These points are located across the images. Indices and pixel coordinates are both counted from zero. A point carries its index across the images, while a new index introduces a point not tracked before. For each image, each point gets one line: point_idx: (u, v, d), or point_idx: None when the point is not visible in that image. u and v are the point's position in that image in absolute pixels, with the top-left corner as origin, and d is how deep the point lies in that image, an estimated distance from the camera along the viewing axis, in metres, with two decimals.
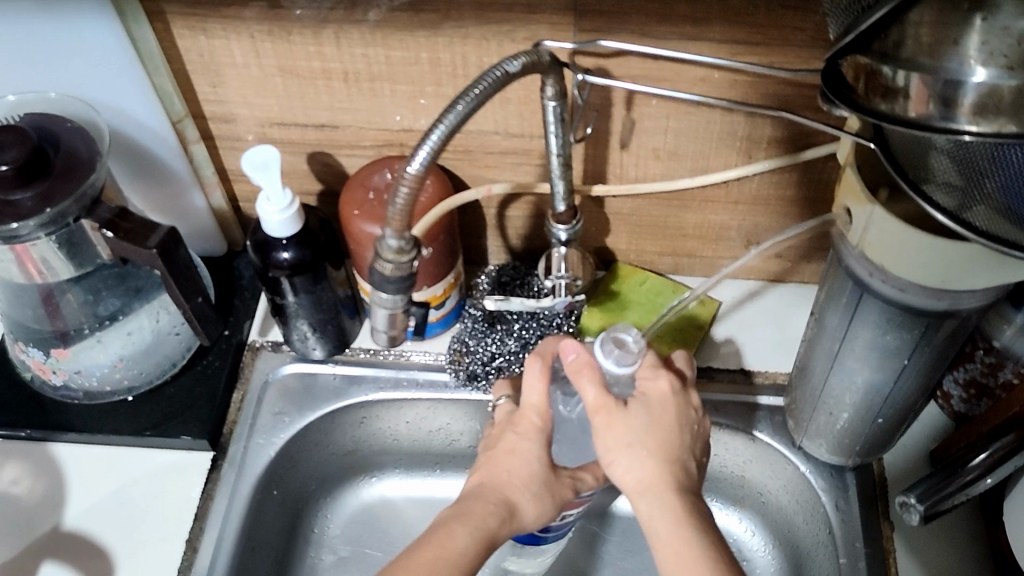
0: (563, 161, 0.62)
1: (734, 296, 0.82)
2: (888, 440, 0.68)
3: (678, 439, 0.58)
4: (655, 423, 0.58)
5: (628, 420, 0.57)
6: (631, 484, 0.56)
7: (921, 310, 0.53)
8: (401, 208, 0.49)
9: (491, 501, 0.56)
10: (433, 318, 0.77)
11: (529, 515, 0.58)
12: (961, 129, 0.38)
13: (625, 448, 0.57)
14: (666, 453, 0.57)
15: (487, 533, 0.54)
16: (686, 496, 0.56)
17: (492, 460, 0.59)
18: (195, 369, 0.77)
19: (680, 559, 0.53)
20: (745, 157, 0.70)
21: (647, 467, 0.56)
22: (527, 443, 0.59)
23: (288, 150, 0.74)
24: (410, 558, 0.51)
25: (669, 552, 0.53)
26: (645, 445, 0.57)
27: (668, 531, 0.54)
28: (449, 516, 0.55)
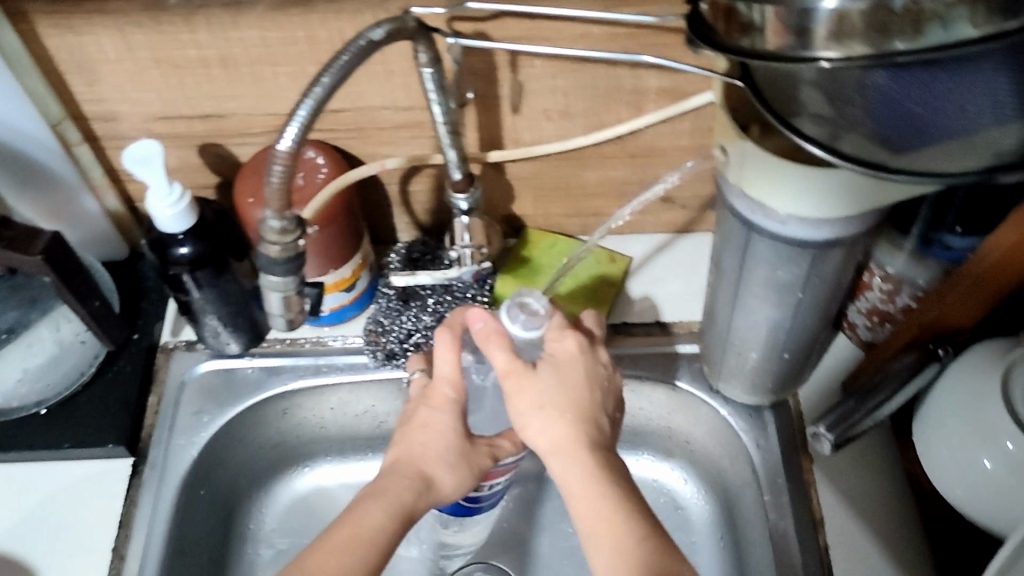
0: (451, 129, 0.62)
1: (644, 251, 0.83)
2: (798, 373, 0.70)
3: (589, 395, 0.58)
4: (565, 383, 0.58)
5: (538, 381, 0.57)
6: (544, 445, 0.57)
7: (804, 242, 0.54)
8: (277, 187, 0.49)
9: (406, 477, 0.56)
10: (346, 301, 0.76)
11: (448, 486, 0.58)
12: (818, 57, 0.39)
13: (536, 409, 0.57)
14: (577, 411, 0.57)
15: (405, 506, 0.55)
16: (598, 449, 0.56)
17: (407, 436, 0.59)
18: (106, 377, 0.75)
19: (596, 512, 0.53)
20: (635, 110, 0.71)
21: (559, 427, 0.56)
22: (441, 415, 0.59)
23: (177, 144, 0.72)
24: (326, 541, 0.51)
25: (585, 507, 0.54)
26: (556, 405, 0.57)
27: (581, 486, 0.54)
28: (364, 495, 0.55)
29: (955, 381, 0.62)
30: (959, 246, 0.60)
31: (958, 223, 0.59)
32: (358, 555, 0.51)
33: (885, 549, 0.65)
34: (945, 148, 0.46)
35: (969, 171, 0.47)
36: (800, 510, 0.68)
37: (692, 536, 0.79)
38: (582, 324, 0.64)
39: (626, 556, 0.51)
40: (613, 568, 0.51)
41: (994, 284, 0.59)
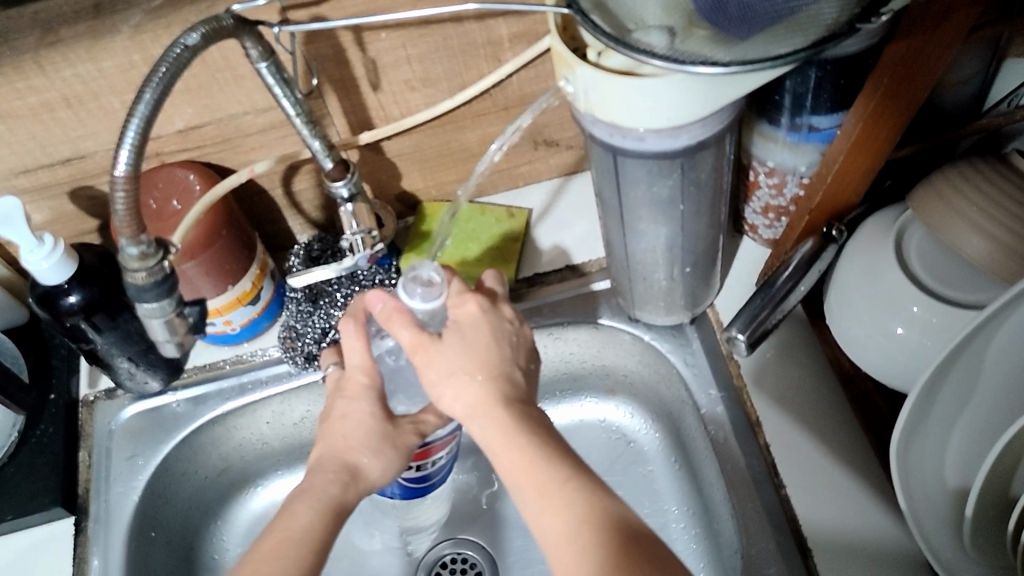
0: (308, 118, 0.61)
1: (542, 200, 0.83)
2: (706, 284, 0.70)
3: (495, 354, 0.58)
4: (470, 348, 0.58)
5: (444, 352, 0.58)
6: (460, 411, 0.57)
7: (667, 152, 0.54)
8: (125, 214, 0.49)
9: (332, 469, 0.57)
10: (255, 314, 0.75)
11: (375, 472, 0.58)
12: None
13: (447, 379, 0.57)
14: (488, 370, 0.57)
15: (332, 498, 0.55)
16: (512, 405, 0.56)
17: (328, 430, 0.59)
18: (31, 443, 0.73)
19: (519, 465, 0.53)
20: (495, 62, 0.70)
21: (471, 391, 0.56)
22: (356, 403, 0.59)
23: (46, 195, 0.70)
24: (259, 553, 0.51)
25: (506, 459, 0.54)
26: (463, 370, 0.57)
27: (500, 444, 0.54)
28: (292, 497, 0.56)
29: (851, 256, 0.63)
30: (826, 125, 0.61)
31: (821, 104, 0.60)
32: (292, 557, 0.51)
33: (817, 437, 0.66)
34: (769, 34, 0.47)
35: (799, 49, 0.46)
36: (737, 417, 0.69)
37: (649, 465, 0.80)
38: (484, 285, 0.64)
39: (553, 501, 0.51)
40: (542, 516, 0.52)
41: (867, 158, 0.59)
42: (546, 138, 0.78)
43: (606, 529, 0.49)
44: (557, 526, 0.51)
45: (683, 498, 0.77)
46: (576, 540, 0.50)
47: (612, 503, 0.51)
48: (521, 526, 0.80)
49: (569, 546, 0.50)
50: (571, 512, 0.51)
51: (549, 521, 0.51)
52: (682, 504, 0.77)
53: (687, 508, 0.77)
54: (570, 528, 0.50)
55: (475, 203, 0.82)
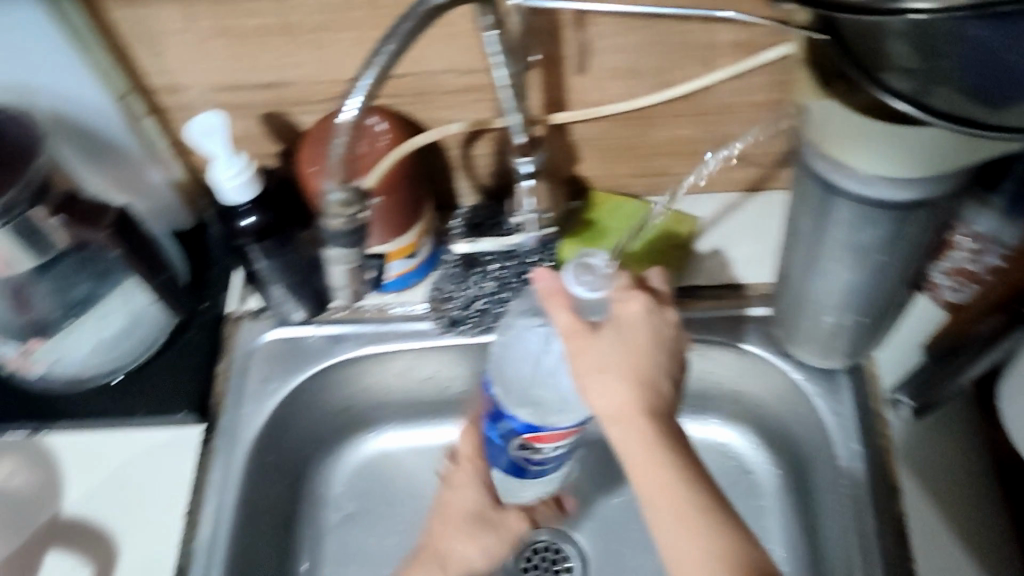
0: (516, 92, 0.60)
1: (712, 211, 0.81)
2: (875, 337, 0.67)
3: (652, 362, 0.57)
4: (626, 344, 0.56)
5: (600, 343, 0.56)
6: (603, 410, 0.55)
7: (888, 202, 0.51)
8: (339, 157, 0.49)
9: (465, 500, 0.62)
10: (407, 270, 0.76)
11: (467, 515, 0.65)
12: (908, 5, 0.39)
13: (595, 372, 0.56)
14: (637, 376, 0.55)
15: None
16: (662, 419, 0.55)
17: None
18: (176, 346, 0.76)
19: (657, 483, 0.52)
20: (706, 67, 0.68)
21: (617, 394, 0.55)
22: None
23: (240, 113, 0.71)
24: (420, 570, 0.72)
25: (645, 475, 0.53)
26: (616, 369, 0.55)
27: (639, 455, 0.53)
28: None
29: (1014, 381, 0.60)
30: None
31: None
32: None
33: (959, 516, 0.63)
34: None
35: None
36: (877, 478, 0.66)
37: (761, 500, 0.78)
38: (650, 282, 0.62)
39: (689, 531, 0.50)
40: (677, 541, 0.51)
41: None
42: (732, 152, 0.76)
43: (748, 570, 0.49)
44: (692, 554, 0.50)
45: (792, 542, 0.75)
46: (711, 574, 0.49)
47: (752, 546, 0.50)
48: (619, 531, 0.79)
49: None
50: (710, 545, 0.50)
51: (684, 546, 0.50)
52: (790, 549, 0.75)
53: (794, 553, 0.75)
54: (705, 563, 0.49)
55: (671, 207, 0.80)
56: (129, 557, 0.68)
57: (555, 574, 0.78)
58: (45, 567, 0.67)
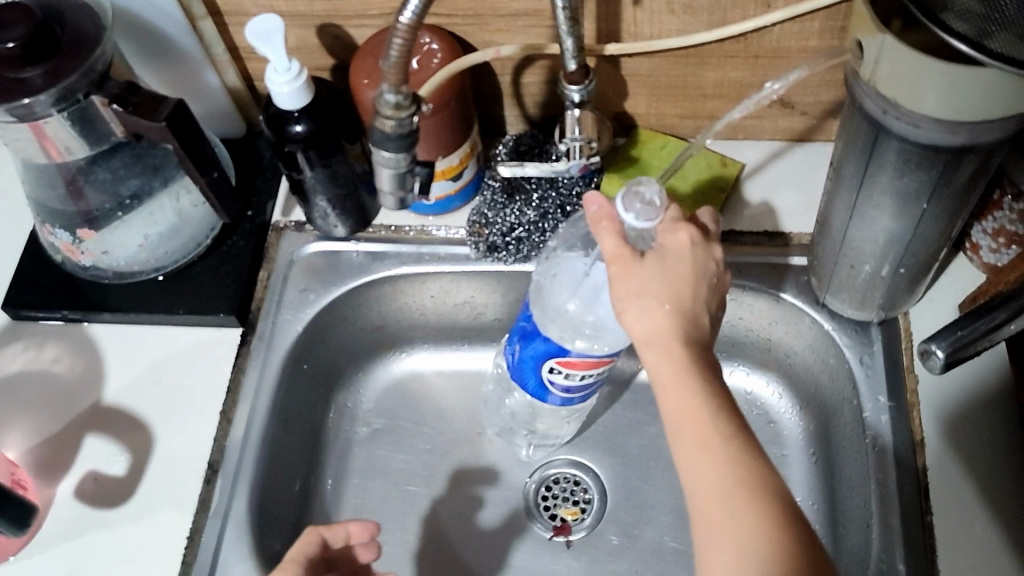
0: (570, 15, 0.60)
1: (758, 158, 0.80)
2: (910, 291, 0.67)
3: (693, 289, 0.56)
4: (669, 272, 0.56)
5: (643, 269, 0.56)
6: (639, 334, 0.55)
7: (937, 145, 0.51)
8: (395, 61, 0.49)
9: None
10: (452, 191, 0.76)
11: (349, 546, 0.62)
12: None
13: (635, 297, 0.55)
14: (677, 303, 0.55)
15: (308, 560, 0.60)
16: (694, 347, 0.54)
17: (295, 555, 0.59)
18: (221, 250, 0.77)
19: (682, 408, 0.52)
20: (763, 7, 0.67)
21: (656, 318, 0.54)
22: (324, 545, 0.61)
23: (297, 23, 0.72)
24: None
25: (673, 400, 0.52)
26: (656, 294, 0.55)
27: (669, 378, 0.53)
28: None
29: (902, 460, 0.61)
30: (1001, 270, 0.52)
31: None
32: None
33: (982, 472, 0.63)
34: None
35: None
36: (901, 432, 0.66)
37: (783, 449, 0.79)
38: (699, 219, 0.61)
39: (710, 453, 0.50)
40: (696, 465, 0.51)
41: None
42: (783, 99, 0.75)
43: (767, 501, 0.49)
44: (709, 477, 0.50)
45: (811, 491, 0.76)
46: (727, 499, 0.49)
47: (772, 475, 0.50)
48: (638, 468, 0.80)
49: (719, 502, 0.49)
50: (729, 471, 0.50)
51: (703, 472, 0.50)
52: (808, 498, 0.76)
53: (812, 501, 0.76)
54: (721, 489, 0.49)
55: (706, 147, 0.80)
56: (165, 447, 0.71)
57: (573, 505, 0.79)
58: (85, 448, 0.71)
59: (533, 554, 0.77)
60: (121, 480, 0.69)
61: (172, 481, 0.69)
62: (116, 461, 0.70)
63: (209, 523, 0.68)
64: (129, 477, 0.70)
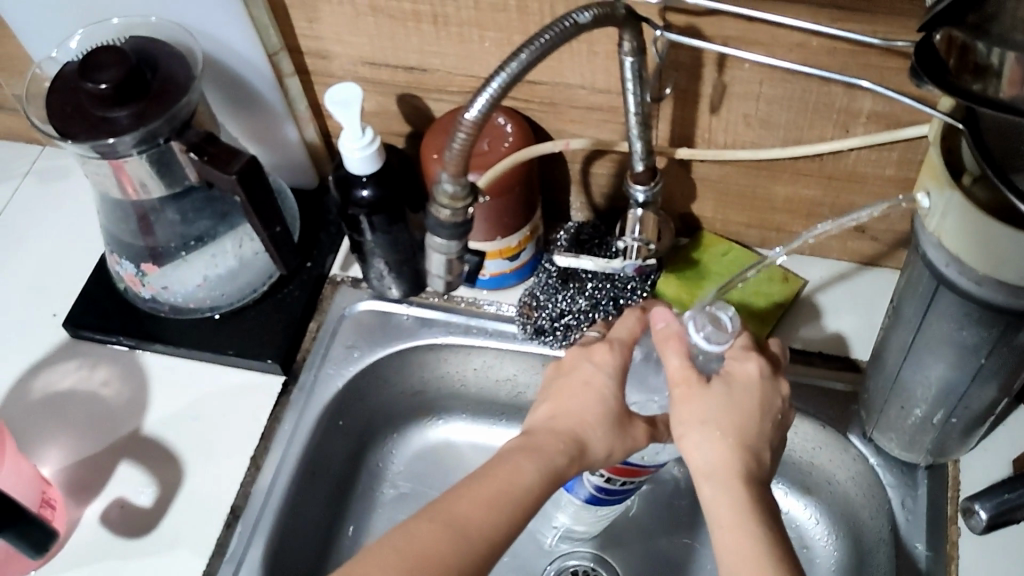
0: (642, 120, 0.60)
1: (822, 275, 0.78)
2: (963, 443, 0.65)
3: (757, 424, 0.55)
4: (734, 403, 0.55)
5: (708, 396, 0.55)
6: (700, 465, 0.54)
7: (1000, 306, 0.49)
8: (457, 152, 0.50)
9: (565, 437, 0.58)
10: (507, 270, 0.77)
11: (600, 452, 0.59)
12: None
13: (699, 424, 0.54)
14: (740, 437, 0.54)
15: (554, 469, 0.56)
16: (756, 485, 0.53)
17: (561, 396, 0.60)
18: (275, 297, 0.79)
19: (743, 552, 0.50)
20: (841, 131, 0.66)
21: (716, 449, 0.54)
22: (603, 377, 0.60)
23: (379, 90, 0.74)
24: (378, 562, 0.50)
25: (731, 547, 0.51)
26: (720, 424, 0.54)
27: (728, 520, 0.52)
28: (516, 448, 0.57)
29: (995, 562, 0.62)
30: None
31: None
32: (505, 508, 0.53)
33: None
34: None
35: None
36: None
37: None
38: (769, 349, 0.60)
39: None
40: None
41: None
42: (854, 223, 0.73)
43: None
44: None
45: None
46: None
47: None
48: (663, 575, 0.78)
49: None
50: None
51: None
52: None
53: None
54: None
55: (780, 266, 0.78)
56: (194, 485, 0.72)
57: None
58: (117, 475, 0.72)
59: None
60: (146, 511, 0.71)
61: (195, 520, 0.70)
62: (144, 492, 0.71)
63: (222, 568, 0.68)
64: (154, 509, 0.71)
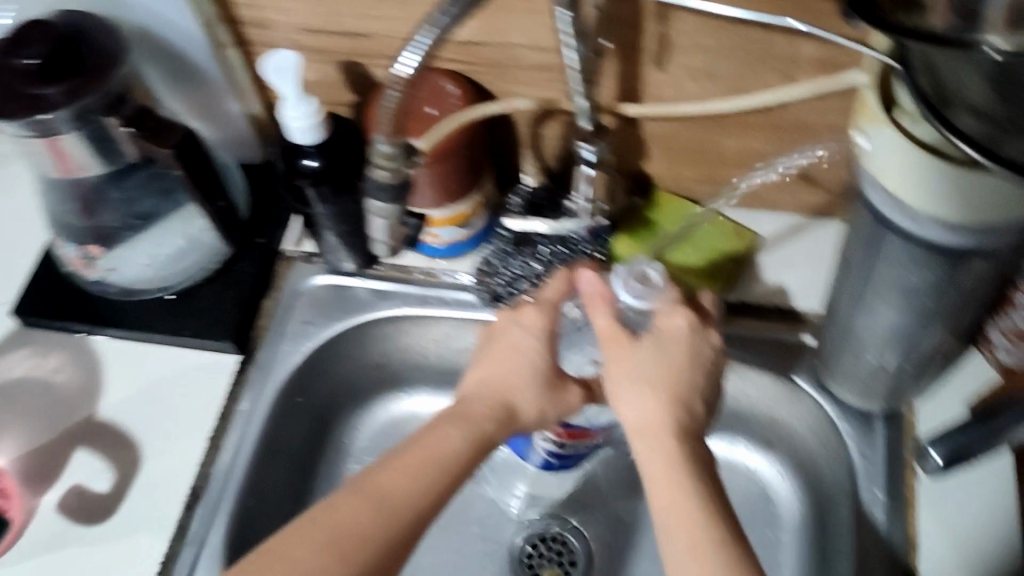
0: (583, 75, 0.59)
1: (775, 229, 0.78)
2: (915, 386, 0.65)
3: (690, 377, 0.55)
4: (663, 358, 0.55)
5: (638, 353, 0.55)
6: (631, 420, 0.54)
7: (944, 246, 0.49)
8: (388, 111, 0.51)
9: (491, 403, 0.57)
10: (459, 239, 0.76)
11: (529, 413, 0.59)
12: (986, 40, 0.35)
13: (627, 381, 0.55)
14: (673, 392, 0.54)
15: (484, 436, 0.56)
16: (690, 442, 0.53)
17: (492, 359, 0.59)
18: (230, 273, 0.77)
19: (672, 505, 0.50)
20: (786, 80, 0.66)
21: (650, 406, 0.54)
22: (531, 340, 0.59)
23: (321, 58, 0.72)
24: (297, 543, 0.48)
25: (670, 505, 0.50)
26: (650, 379, 0.54)
27: (658, 474, 0.51)
28: (444, 416, 0.56)
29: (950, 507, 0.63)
30: None
31: None
32: (431, 478, 0.52)
33: None
34: None
35: None
36: (896, 531, 0.64)
37: (777, 532, 0.75)
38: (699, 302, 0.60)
39: (700, 563, 0.47)
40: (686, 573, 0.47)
41: None
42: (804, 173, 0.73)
43: None
44: None
45: None
46: None
47: None
48: (630, 536, 0.78)
49: None
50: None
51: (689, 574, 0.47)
52: None
53: None
54: None
55: (719, 213, 0.78)
56: (151, 468, 0.71)
57: (556, 566, 0.77)
58: (73, 461, 0.71)
59: None
60: (103, 498, 0.70)
61: (153, 504, 0.69)
62: (101, 477, 0.71)
63: (184, 551, 0.67)
64: (111, 494, 0.70)
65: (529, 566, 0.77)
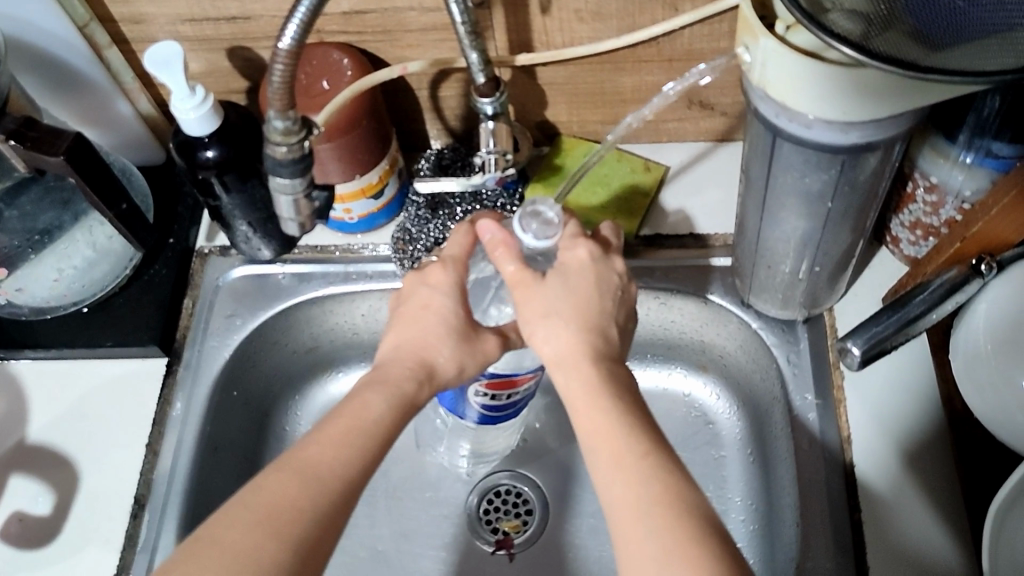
0: (471, 28, 0.59)
1: (682, 160, 0.79)
2: (831, 288, 0.68)
3: (597, 305, 0.55)
4: (572, 290, 0.55)
5: (547, 289, 0.55)
6: (548, 354, 0.54)
7: (833, 146, 0.51)
8: (278, 86, 0.51)
9: (409, 365, 0.56)
10: (374, 209, 0.76)
11: (448, 370, 0.57)
12: None
13: (542, 318, 0.54)
14: (584, 320, 0.54)
15: (406, 399, 0.54)
16: (604, 361, 0.53)
17: (407, 321, 0.58)
18: (142, 279, 0.76)
19: (597, 429, 0.50)
20: (671, 11, 0.67)
21: (563, 336, 0.53)
22: (440, 296, 0.58)
23: (206, 47, 0.71)
24: (230, 528, 0.46)
25: (590, 425, 0.50)
26: (562, 314, 0.54)
27: (579, 398, 0.52)
28: (364, 385, 0.55)
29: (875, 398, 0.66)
30: (1007, 153, 0.56)
31: (1006, 127, 0.55)
32: (361, 439, 0.51)
33: (917, 475, 0.63)
34: (979, 47, 0.40)
35: (1009, 70, 0.39)
36: (829, 429, 0.66)
37: (721, 450, 0.78)
38: (601, 234, 0.61)
39: (624, 475, 0.48)
40: (612, 484, 0.48)
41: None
42: (701, 100, 0.75)
43: (685, 507, 0.46)
44: (627, 495, 0.47)
45: (748, 491, 0.75)
46: (644, 519, 0.46)
47: (690, 490, 0.47)
48: (581, 479, 0.79)
49: (636, 522, 0.46)
50: (645, 489, 0.47)
51: (620, 490, 0.48)
52: (746, 497, 0.75)
53: (749, 500, 0.75)
54: (642, 510, 0.46)
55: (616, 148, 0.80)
56: (91, 484, 0.70)
57: (514, 517, 0.79)
58: (10, 489, 0.69)
59: (474, 572, 0.76)
60: (47, 520, 0.68)
61: (99, 517, 0.68)
62: (41, 500, 0.69)
63: (136, 559, 0.66)
64: (54, 516, 0.68)
65: (488, 522, 0.78)
